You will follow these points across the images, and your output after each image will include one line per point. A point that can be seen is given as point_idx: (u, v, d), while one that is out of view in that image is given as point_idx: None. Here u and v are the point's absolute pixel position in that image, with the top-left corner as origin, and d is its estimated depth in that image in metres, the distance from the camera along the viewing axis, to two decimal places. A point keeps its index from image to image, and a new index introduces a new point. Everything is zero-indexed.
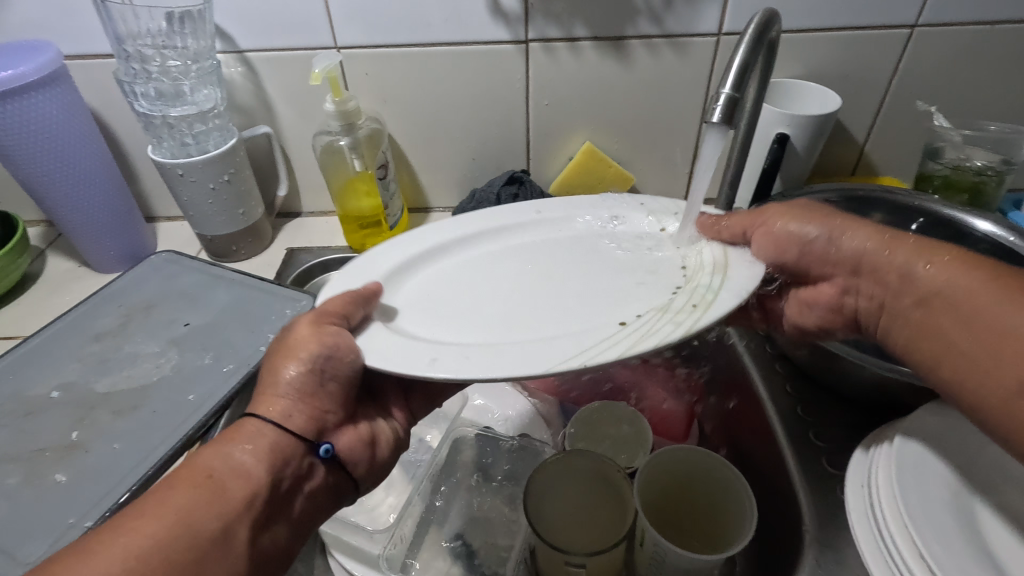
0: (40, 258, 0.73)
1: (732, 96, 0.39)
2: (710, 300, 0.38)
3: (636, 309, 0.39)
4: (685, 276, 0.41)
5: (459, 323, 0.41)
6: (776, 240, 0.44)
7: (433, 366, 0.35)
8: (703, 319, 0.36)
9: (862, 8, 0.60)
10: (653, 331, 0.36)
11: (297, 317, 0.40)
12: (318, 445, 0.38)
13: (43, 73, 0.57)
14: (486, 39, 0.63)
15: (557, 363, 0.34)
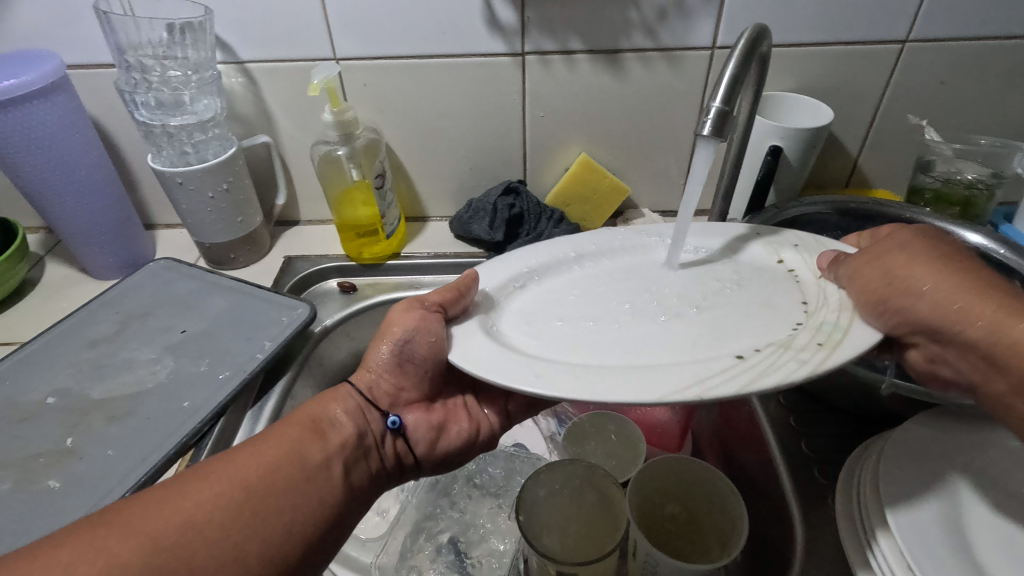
0: (39, 264, 0.73)
1: (722, 109, 0.39)
2: (839, 338, 0.37)
3: (758, 341, 0.39)
4: (805, 317, 0.41)
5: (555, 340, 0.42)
6: (908, 305, 0.37)
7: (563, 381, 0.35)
8: (831, 359, 0.35)
9: (854, 23, 0.61)
10: (773, 368, 0.35)
11: (397, 304, 0.47)
12: (388, 416, 0.46)
13: (45, 82, 0.57)
14: (484, 52, 0.64)
15: (667, 395, 0.34)
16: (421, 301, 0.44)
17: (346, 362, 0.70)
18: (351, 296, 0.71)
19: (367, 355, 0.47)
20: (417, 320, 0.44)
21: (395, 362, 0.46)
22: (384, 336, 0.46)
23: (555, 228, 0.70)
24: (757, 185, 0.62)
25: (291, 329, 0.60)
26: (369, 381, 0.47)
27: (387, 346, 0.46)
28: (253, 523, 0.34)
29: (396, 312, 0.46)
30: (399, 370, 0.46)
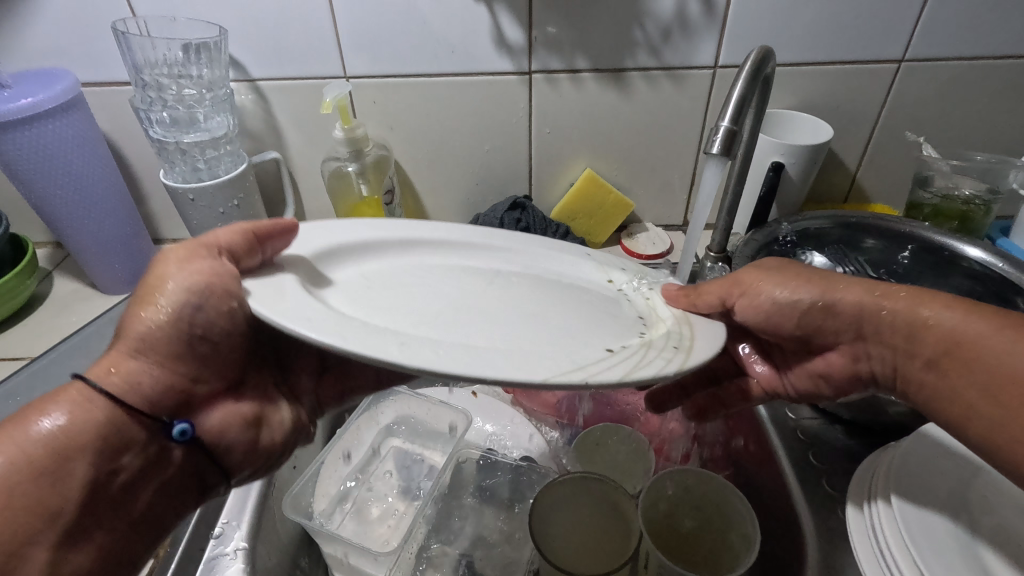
0: (47, 279, 0.73)
1: (730, 129, 0.41)
2: (688, 343, 0.36)
3: (612, 343, 0.35)
4: (640, 335, 0.37)
5: (369, 298, 0.36)
6: (772, 310, 0.43)
7: (384, 346, 0.29)
8: (687, 361, 0.34)
9: (852, 43, 0.63)
10: (643, 364, 0.32)
11: (173, 245, 0.39)
12: (173, 425, 0.39)
13: (62, 99, 0.58)
14: (491, 70, 0.65)
15: (561, 373, 0.30)
16: (206, 257, 0.37)
17: None
18: None
19: (129, 324, 0.37)
20: (202, 273, 0.36)
21: (185, 336, 0.38)
22: (153, 299, 0.37)
23: (561, 241, 0.72)
24: (761, 200, 0.63)
25: None
26: (135, 373, 0.37)
27: (167, 322, 0.37)
28: None
29: (172, 268, 0.37)
30: (181, 354, 0.38)
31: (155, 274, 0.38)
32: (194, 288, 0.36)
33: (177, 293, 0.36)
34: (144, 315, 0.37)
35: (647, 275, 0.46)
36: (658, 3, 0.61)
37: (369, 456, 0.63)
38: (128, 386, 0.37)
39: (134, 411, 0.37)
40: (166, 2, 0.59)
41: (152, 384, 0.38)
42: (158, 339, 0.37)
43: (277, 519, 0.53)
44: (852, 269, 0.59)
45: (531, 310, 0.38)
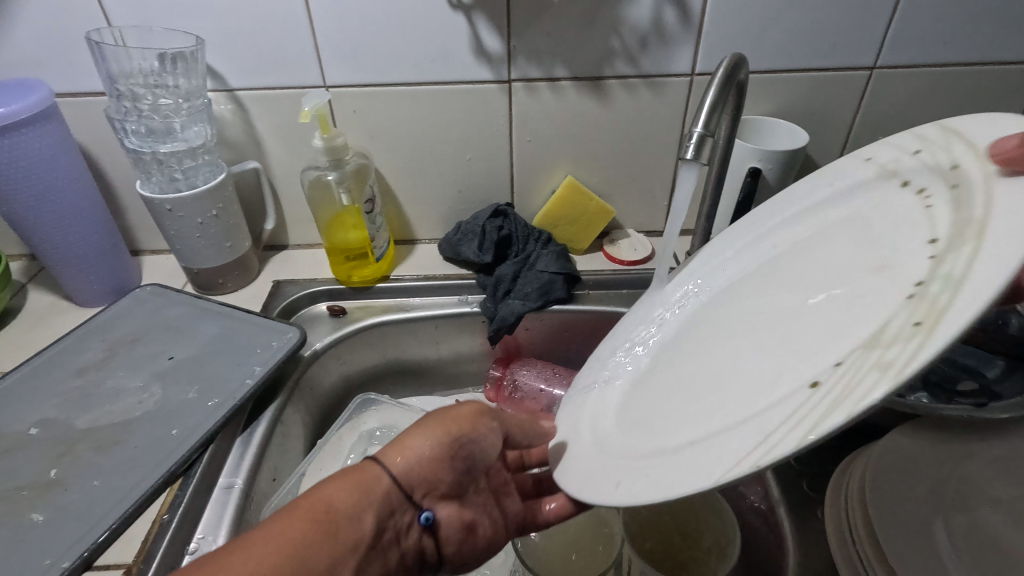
0: (22, 292, 0.72)
1: (703, 135, 0.41)
2: (946, 302, 0.26)
3: (846, 347, 0.30)
4: (922, 278, 0.29)
5: (666, 386, 0.40)
6: None
7: (606, 488, 0.34)
8: (925, 348, 0.25)
9: (825, 51, 0.64)
10: (850, 391, 0.26)
11: (416, 421, 0.44)
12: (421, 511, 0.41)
13: (36, 109, 0.58)
14: (471, 79, 0.65)
15: (735, 466, 0.27)
16: (492, 411, 0.46)
17: (336, 386, 0.70)
18: (340, 320, 0.70)
19: (383, 452, 0.42)
20: (469, 428, 0.44)
21: (447, 452, 0.42)
22: (402, 445, 0.42)
23: (543, 248, 0.72)
24: (738, 206, 0.64)
25: (281, 354, 0.60)
26: (404, 468, 0.41)
27: (444, 437, 0.42)
28: None
29: (460, 409, 0.45)
30: (444, 460, 0.42)
31: (435, 411, 0.45)
32: (440, 440, 0.42)
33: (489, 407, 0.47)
34: (428, 417, 0.44)
35: (946, 178, 0.34)
36: (634, 12, 0.62)
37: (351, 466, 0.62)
38: (415, 462, 0.41)
39: (427, 480, 0.42)
40: (143, 13, 0.59)
41: (443, 477, 0.42)
42: (436, 442, 0.42)
43: None
44: None
45: (805, 333, 0.34)
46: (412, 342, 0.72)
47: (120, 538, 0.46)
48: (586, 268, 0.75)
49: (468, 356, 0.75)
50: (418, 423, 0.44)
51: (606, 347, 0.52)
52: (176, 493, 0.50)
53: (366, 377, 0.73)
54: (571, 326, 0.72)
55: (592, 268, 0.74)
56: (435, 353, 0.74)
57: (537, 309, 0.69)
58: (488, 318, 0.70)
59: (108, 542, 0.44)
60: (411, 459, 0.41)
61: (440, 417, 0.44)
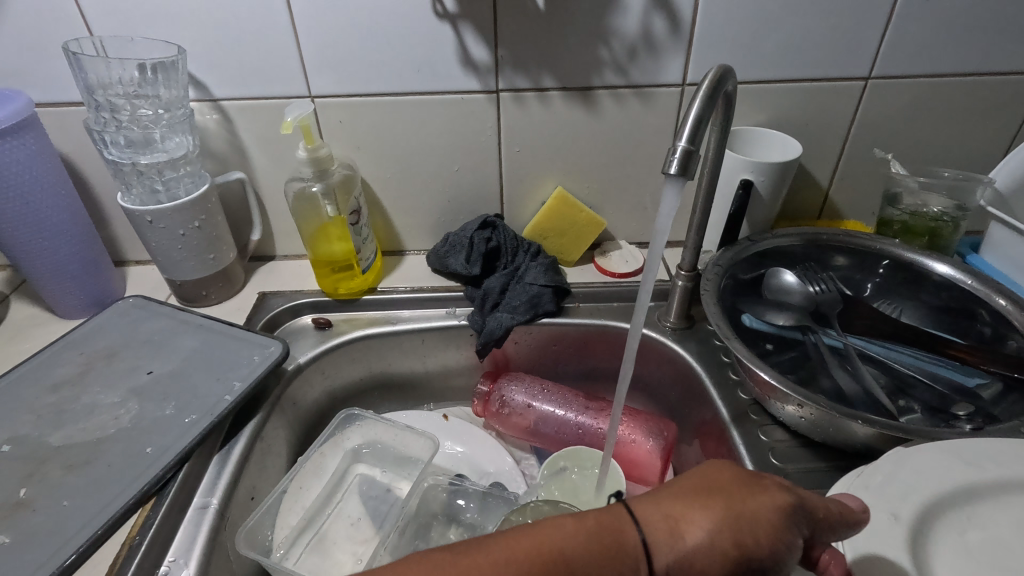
0: (4, 304, 0.71)
1: (687, 149, 0.40)
2: None
3: None
4: None
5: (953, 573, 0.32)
6: None
7: None
8: None
9: (817, 60, 0.63)
10: None
11: (713, 465, 0.37)
12: None
13: (14, 120, 0.57)
14: (458, 89, 0.64)
15: None
16: (799, 499, 0.35)
17: (320, 400, 0.68)
18: (325, 332, 0.69)
19: (651, 507, 0.35)
20: (760, 524, 0.33)
21: (730, 558, 0.33)
22: (681, 515, 0.34)
23: (532, 260, 0.71)
24: (730, 219, 0.62)
25: (262, 368, 0.59)
26: (664, 553, 0.33)
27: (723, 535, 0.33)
28: None
29: (752, 499, 0.34)
30: (719, 562, 0.33)
31: (724, 478, 0.36)
32: (713, 526, 0.33)
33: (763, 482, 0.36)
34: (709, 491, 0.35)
35: None
36: (623, 22, 0.60)
37: (334, 483, 0.61)
38: (685, 558, 0.33)
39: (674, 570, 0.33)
40: (124, 23, 0.58)
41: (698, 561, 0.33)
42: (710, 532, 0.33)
43: (228, 555, 0.50)
44: (824, 288, 0.58)
45: None
46: (398, 355, 0.71)
47: (87, 562, 0.45)
48: (576, 280, 0.73)
49: (455, 369, 0.73)
50: (692, 488, 0.35)
51: (880, 539, 0.34)
52: (148, 513, 0.49)
53: (351, 391, 0.71)
54: (560, 340, 0.71)
55: (582, 280, 0.73)
56: (422, 367, 0.73)
57: (526, 322, 0.68)
58: (476, 331, 0.69)
59: (74, 566, 0.43)
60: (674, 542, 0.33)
61: (728, 499, 0.34)
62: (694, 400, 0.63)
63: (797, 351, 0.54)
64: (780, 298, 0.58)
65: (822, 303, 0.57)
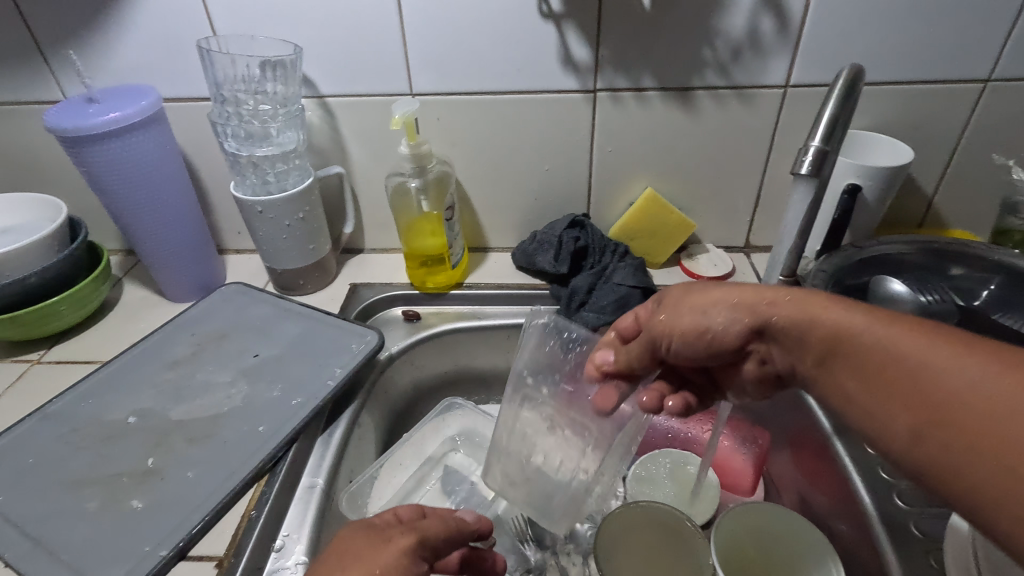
0: (117, 285, 0.76)
1: (822, 148, 0.39)
2: None
3: None
4: None
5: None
6: None
7: None
8: None
9: (933, 62, 0.61)
10: None
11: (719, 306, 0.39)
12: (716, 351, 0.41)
13: (146, 113, 0.60)
14: (558, 88, 0.65)
15: None
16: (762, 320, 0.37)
17: (407, 391, 0.70)
18: (414, 325, 0.71)
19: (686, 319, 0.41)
20: (699, 348, 0.41)
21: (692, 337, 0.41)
22: (698, 329, 0.41)
23: (620, 261, 0.70)
24: (834, 225, 0.61)
25: (361, 357, 0.61)
26: (669, 327, 0.43)
27: (834, 327, 0.33)
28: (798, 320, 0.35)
29: (811, 300, 0.35)
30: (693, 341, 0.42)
31: (916, 321, 0.31)
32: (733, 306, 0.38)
33: (984, 391, 0.26)
34: (875, 310, 0.32)
35: None
36: (730, 21, 0.60)
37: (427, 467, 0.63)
38: (700, 331, 0.41)
39: (636, 344, 0.47)
40: (247, 23, 0.61)
41: (781, 359, 0.38)
42: (802, 309, 0.35)
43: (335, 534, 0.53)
44: (936, 298, 0.57)
45: None
46: (483, 350, 0.72)
47: (212, 530, 0.47)
48: (662, 283, 0.73)
49: None
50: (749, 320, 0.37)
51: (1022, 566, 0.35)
52: (262, 489, 0.51)
53: (435, 384, 0.73)
54: None
55: (669, 283, 0.72)
56: (505, 363, 0.73)
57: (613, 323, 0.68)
58: None
59: (203, 533, 0.46)
60: (799, 303, 0.35)
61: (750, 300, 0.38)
62: (788, 409, 0.61)
63: None
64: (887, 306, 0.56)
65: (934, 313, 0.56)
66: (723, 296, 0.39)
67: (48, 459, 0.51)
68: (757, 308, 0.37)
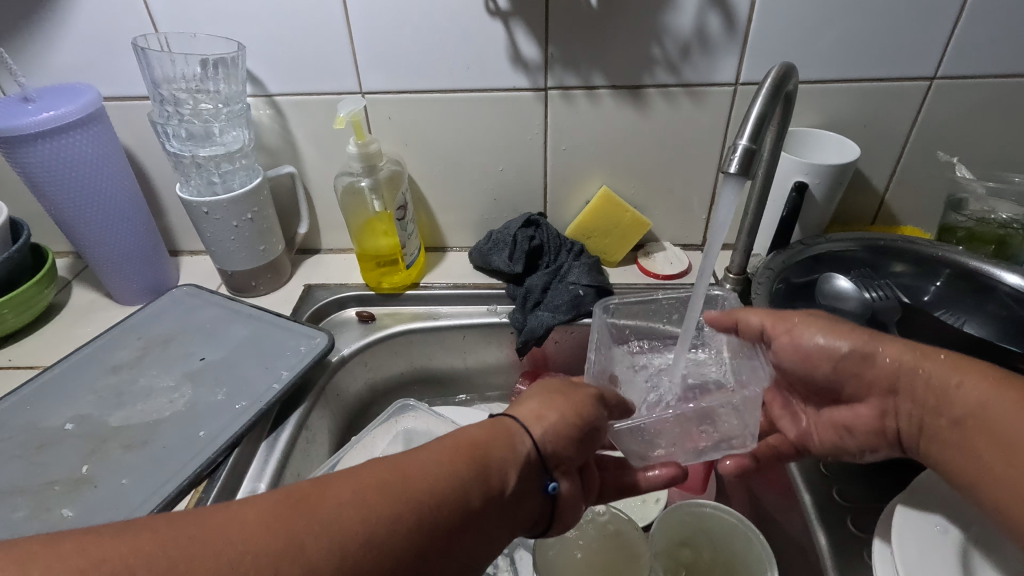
0: (66, 288, 0.74)
1: (749, 147, 0.39)
2: None
3: None
4: None
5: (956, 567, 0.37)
6: None
7: None
8: None
9: (879, 60, 0.61)
10: None
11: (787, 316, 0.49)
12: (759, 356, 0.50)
13: (79, 115, 0.59)
14: (508, 86, 0.64)
15: None
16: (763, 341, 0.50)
17: (361, 393, 0.69)
18: (369, 326, 0.70)
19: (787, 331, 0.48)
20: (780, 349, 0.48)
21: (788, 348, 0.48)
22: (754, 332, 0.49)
23: (575, 260, 0.70)
24: (783, 223, 0.60)
25: (309, 359, 0.60)
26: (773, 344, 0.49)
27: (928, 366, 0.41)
28: (912, 354, 0.43)
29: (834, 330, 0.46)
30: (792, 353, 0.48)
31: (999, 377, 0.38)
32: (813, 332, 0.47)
33: (980, 390, 0.38)
34: (958, 365, 0.40)
35: None
36: (677, 19, 0.60)
37: None
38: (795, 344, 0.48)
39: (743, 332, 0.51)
40: (188, 20, 0.60)
41: (905, 411, 0.43)
42: (910, 355, 0.43)
43: None
44: (880, 294, 0.57)
45: None
46: (439, 351, 0.72)
47: None
48: (618, 282, 0.73)
49: (494, 367, 0.74)
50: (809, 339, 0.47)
51: (934, 557, 0.38)
52: (201, 494, 0.51)
53: (392, 386, 0.72)
54: None
55: (625, 282, 0.73)
56: (462, 363, 0.73)
57: (568, 322, 0.67)
58: (517, 329, 0.69)
59: None
60: (866, 351, 0.44)
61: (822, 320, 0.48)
62: None
63: None
64: (834, 304, 0.57)
65: (878, 310, 0.56)
66: (827, 325, 0.47)
67: None
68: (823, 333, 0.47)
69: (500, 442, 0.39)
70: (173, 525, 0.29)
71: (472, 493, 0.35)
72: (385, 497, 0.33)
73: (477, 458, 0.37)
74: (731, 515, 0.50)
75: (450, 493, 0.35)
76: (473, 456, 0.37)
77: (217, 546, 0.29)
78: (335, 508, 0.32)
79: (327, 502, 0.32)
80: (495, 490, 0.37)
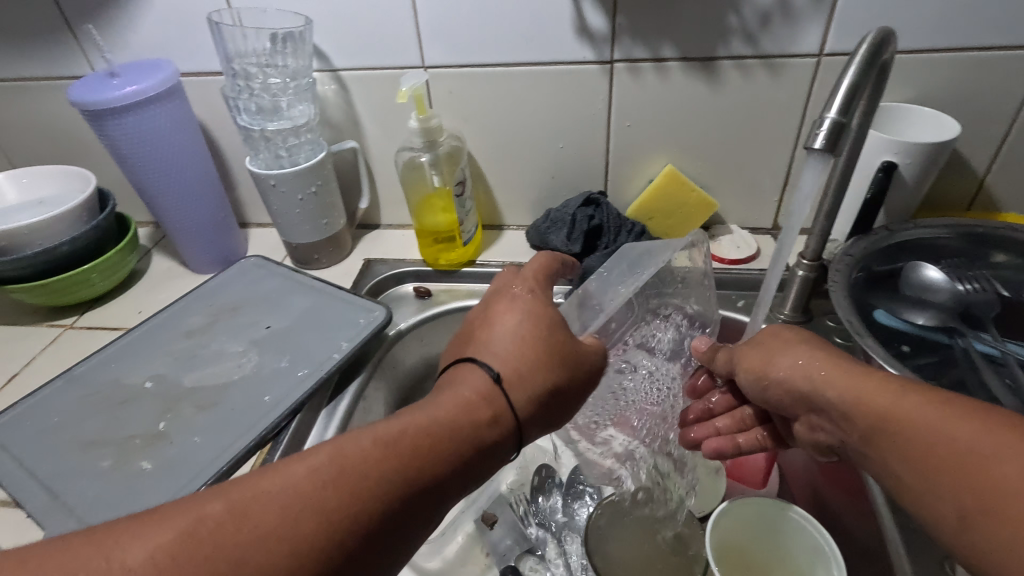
0: (146, 256, 0.79)
1: (838, 121, 0.36)
2: None
3: None
4: None
5: None
6: None
7: None
8: None
9: (989, 26, 0.55)
10: None
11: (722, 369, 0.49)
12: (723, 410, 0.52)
13: (159, 89, 0.61)
14: (572, 59, 0.62)
15: None
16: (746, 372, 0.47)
17: (417, 367, 0.71)
18: (425, 302, 0.71)
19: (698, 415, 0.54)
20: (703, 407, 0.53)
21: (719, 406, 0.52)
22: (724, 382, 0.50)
23: (635, 242, 0.68)
24: (866, 206, 0.56)
25: (367, 331, 0.61)
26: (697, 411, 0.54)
27: (874, 408, 0.36)
28: (913, 398, 0.35)
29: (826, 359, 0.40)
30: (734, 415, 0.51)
31: (952, 403, 0.33)
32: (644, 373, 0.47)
33: (985, 450, 0.30)
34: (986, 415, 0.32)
35: None
36: None
37: None
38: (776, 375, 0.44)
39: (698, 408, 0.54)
40: None
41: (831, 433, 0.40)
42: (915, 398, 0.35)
43: None
44: (976, 287, 0.51)
45: None
46: None
47: None
48: None
49: None
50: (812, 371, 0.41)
51: None
52: (266, 455, 0.53)
53: None
54: None
55: None
56: None
57: None
58: None
59: None
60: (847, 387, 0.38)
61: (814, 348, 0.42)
62: None
63: (939, 355, 0.49)
64: (920, 296, 0.52)
65: (972, 303, 0.51)
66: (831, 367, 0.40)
67: (71, 419, 0.54)
68: (815, 375, 0.40)
69: (472, 411, 0.39)
70: (126, 534, 0.28)
71: (468, 449, 0.37)
72: (401, 476, 0.34)
73: (439, 441, 0.36)
74: (811, 523, 0.48)
75: (478, 432, 0.38)
76: (475, 411, 0.39)
77: (229, 524, 0.29)
78: (321, 482, 0.32)
79: (277, 492, 0.31)
80: (515, 421, 0.40)
